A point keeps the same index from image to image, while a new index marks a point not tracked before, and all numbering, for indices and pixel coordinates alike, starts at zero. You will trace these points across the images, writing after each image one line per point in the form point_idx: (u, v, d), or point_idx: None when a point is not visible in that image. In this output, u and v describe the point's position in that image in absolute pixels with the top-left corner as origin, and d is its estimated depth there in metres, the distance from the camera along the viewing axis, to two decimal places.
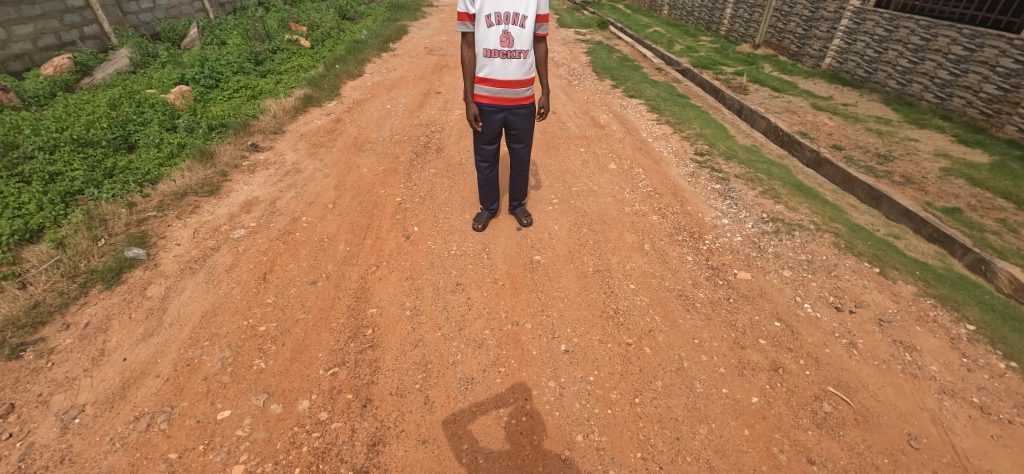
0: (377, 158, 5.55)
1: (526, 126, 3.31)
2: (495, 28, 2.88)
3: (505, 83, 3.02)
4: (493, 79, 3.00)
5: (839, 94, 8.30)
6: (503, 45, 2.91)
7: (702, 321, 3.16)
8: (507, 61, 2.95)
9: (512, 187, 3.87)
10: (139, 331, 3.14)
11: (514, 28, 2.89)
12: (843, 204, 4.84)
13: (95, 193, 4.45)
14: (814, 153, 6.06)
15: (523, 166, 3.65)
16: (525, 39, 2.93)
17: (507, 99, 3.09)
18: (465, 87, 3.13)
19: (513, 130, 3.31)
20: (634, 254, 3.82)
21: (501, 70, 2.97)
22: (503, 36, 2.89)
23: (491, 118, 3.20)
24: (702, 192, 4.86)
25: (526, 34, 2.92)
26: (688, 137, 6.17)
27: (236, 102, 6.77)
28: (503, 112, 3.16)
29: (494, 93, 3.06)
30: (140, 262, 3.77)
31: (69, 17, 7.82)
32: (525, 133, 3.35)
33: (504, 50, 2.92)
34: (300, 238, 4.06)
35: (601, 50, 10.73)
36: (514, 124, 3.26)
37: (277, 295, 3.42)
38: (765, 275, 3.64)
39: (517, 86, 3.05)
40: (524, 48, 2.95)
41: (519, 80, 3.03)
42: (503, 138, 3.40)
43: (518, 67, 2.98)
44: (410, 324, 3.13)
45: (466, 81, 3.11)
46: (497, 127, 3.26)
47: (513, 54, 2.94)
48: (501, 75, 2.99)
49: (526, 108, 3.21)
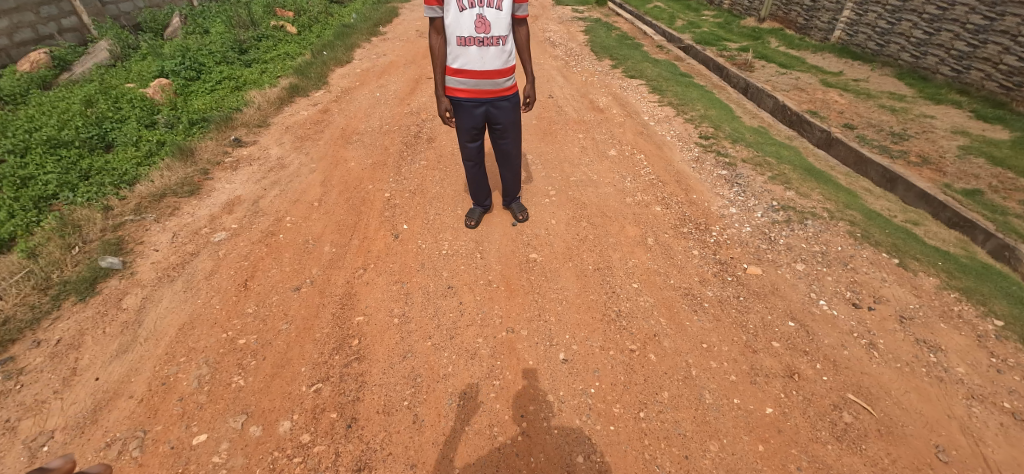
0: (365, 151, 5.30)
1: (510, 118, 3.05)
2: (468, 12, 2.59)
3: (483, 74, 2.74)
4: (469, 69, 2.72)
5: (850, 69, 7.91)
6: (479, 31, 2.63)
7: (711, 323, 2.95)
8: (484, 49, 2.67)
9: (504, 183, 3.64)
10: (113, 348, 2.96)
11: (490, 12, 2.61)
12: (857, 188, 4.56)
13: (70, 197, 4.24)
14: (824, 133, 5.77)
15: (514, 162, 3.40)
16: (502, 24, 2.65)
17: (486, 91, 2.82)
18: (437, 80, 2.86)
19: (497, 125, 3.05)
20: (636, 250, 3.60)
21: (478, 61, 2.70)
22: (477, 21, 2.60)
23: (470, 114, 2.94)
24: (708, 179, 4.60)
25: (503, 17, 2.64)
26: (691, 118, 5.87)
27: (219, 94, 6.48)
28: (484, 106, 2.89)
29: (471, 86, 2.78)
30: (116, 270, 3.58)
31: (45, 9, 7.61)
32: (510, 127, 3.09)
33: (480, 37, 2.64)
34: (284, 240, 3.85)
35: (600, 28, 10.30)
36: (497, 118, 3.00)
37: (258, 304, 3.21)
38: (777, 270, 3.42)
39: (497, 76, 2.78)
40: (501, 33, 2.67)
41: (499, 70, 2.75)
42: (485, 133, 3.14)
43: (496, 55, 2.70)
44: (399, 333, 2.94)
45: (437, 73, 2.83)
46: (478, 123, 3.00)
47: (490, 40, 2.66)
48: (477, 65, 2.71)
49: (508, 99, 2.94)
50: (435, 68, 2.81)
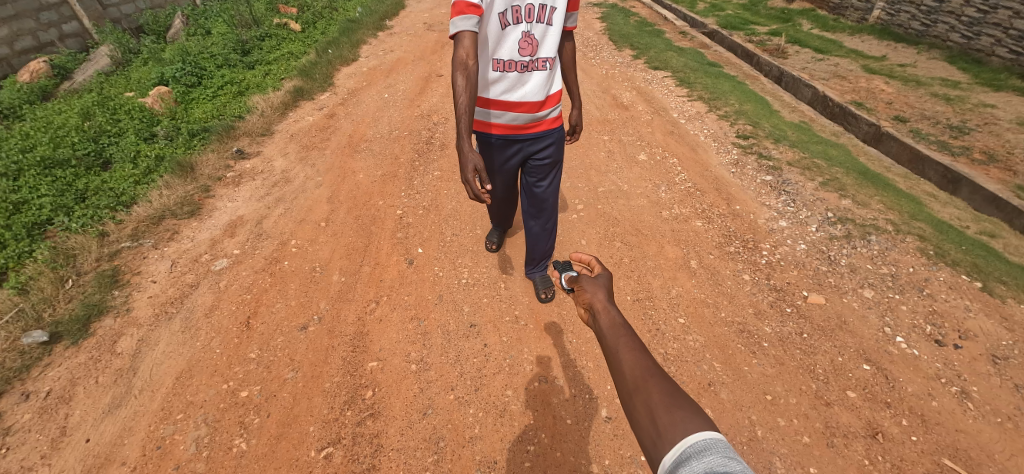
0: (374, 161, 4.94)
1: (550, 158, 2.34)
2: (512, 29, 1.90)
3: (524, 107, 2.07)
4: (506, 100, 2.06)
5: (893, 53, 7.29)
6: (523, 54, 1.96)
7: (773, 368, 2.55)
8: (527, 76, 2.02)
9: (531, 245, 2.80)
10: (105, 402, 2.71)
11: (540, 28, 1.94)
12: (920, 193, 4.08)
13: (65, 223, 3.98)
14: (872, 127, 5.25)
15: (551, 215, 2.63)
16: (552, 43, 2.01)
17: (525, 127, 2.15)
18: (467, 123, 1.99)
19: (534, 165, 2.37)
20: (679, 275, 3.21)
21: (518, 91, 2.04)
22: (523, 41, 1.93)
23: (502, 152, 2.30)
24: (750, 186, 4.16)
25: (554, 34, 1.99)
26: (725, 114, 5.39)
27: (221, 101, 6.15)
28: (519, 145, 2.23)
29: (507, 120, 2.12)
30: (112, 307, 3.33)
31: (45, 15, 7.37)
32: (552, 168, 2.40)
33: (525, 60, 1.98)
34: (289, 268, 3.54)
35: (617, 15, 9.72)
36: (535, 157, 2.32)
37: (262, 348, 2.91)
38: (841, 297, 3.00)
39: (539, 109, 2.11)
40: (549, 54, 2.03)
41: (543, 101, 2.11)
42: (519, 173, 2.50)
43: (542, 82, 2.06)
44: (417, 383, 2.62)
45: (465, 112, 1.98)
46: (511, 164, 2.35)
47: (535, 64, 2.02)
48: (518, 97, 2.05)
49: (552, 135, 2.27)
50: (463, 105, 1.96)
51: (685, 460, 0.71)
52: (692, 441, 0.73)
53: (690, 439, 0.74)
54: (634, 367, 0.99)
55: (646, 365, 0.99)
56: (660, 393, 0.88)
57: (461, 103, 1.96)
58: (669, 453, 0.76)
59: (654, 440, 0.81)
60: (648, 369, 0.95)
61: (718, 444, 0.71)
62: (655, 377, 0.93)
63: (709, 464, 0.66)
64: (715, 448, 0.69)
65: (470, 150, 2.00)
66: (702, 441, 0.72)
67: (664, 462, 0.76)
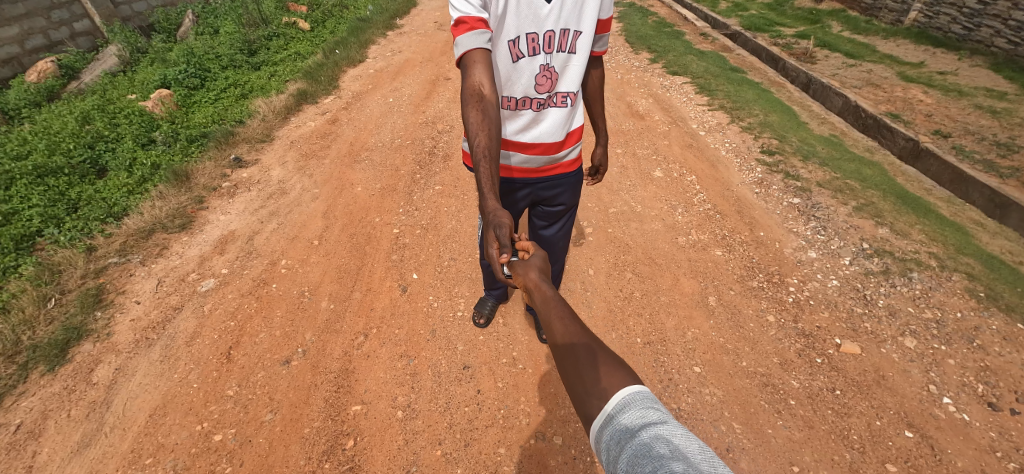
0: (374, 172, 4.72)
1: (563, 205, 2.03)
2: (528, 61, 1.48)
3: (540, 148, 1.70)
4: (518, 142, 1.67)
5: (931, 60, 6.81)
6: (541, 89, 1.56)
7: (801, 433, 2.26)
8: (543, 114, 1.63)
9: None
10: (74, 440, 2.49)
11: (560, 59, 1.54)
12: (965, 221, 3.71)
13: (55, 234, 3.79)
14: (910, 142, 4.86)
15: (559, 258, 2.37)
16: (575, 76, 1.60)
17: (540, 169, 1.79)
18: (493, 167, 1.32)
19: (548, 207, 2.02)
20: (696, 315, 2.92)
21: (534, 131, 1.65)
22: (541, 75, 1.52)
23: (511, 196, 1.92)
24: (776, 210, 3.82)
25: (577, 65, 1.59)
26: (749, 126, 5.03)
27: (223, 105, 5.99)
28: (530, 189, 1.88)
29: (517, 163, 1.74)
30: (93, 330, 3.10)
31: (56, 13, 7.25)
32: (566, 211, 2.07)
33: (540, 98, 1.58)
34: (277, 292, 3.34)
35: (634, 14, 9.33)
36: (550, 199, 1.97)
37: (240, 384, 2.72)
38: (879, 347, 2.68)
39: (557, 150, 1.74)
40: (571, 88, 1.63)
41: (562, 142, 1.73)
42: (528, 213, 2.13)
43: (561, 122, 1.67)
44: (403, 433, 2.41)
45: (490, 156, 1.31)
46: (518, 209, 2.00)
47: (552, 100, 1.62)
48: (534, 138, 1.67)
49: (570, 178, 1.91)
50: (482, 146, 1.31)
51: (611, 417, 0.74)
52: (619, 399, 0.76)
53: (616, 396, 0.77)
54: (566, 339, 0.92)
55: (579, 336, 0.91)
56: (588, 352, 0.86)
57: (479, 145, 1.31)
58: (599, 409, 0.78)
59: (586, 397, 0.81)
60: (580, 333, 0.92)
61: (644, 397, 0.76)
62: (585, 337, 0.91)
63: (631, 419, 0.71)
64: (636, 403, 0.74)
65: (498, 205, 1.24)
66: (627, 397, 0.76)
67: (596, 418, 0.78)
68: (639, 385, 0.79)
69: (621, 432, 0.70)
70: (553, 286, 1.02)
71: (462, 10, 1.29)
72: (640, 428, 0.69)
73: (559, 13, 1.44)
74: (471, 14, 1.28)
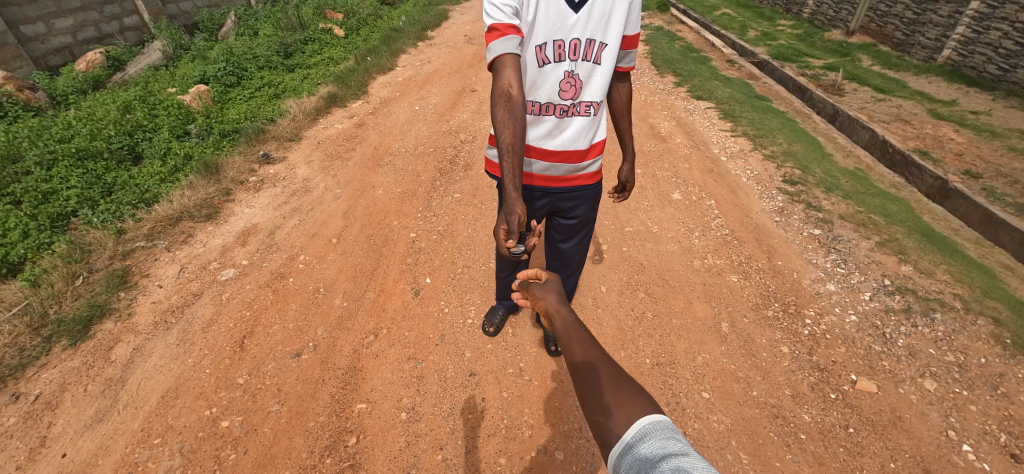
0: (396, 176, 4.82)
1: (579, 218, 2.05)
2: (553, 68, 1.52)
3: (562, 155, 1.72)
4: (542, 148, 1.71)
5: (964, 99, 6.70)
6: (565, 96, 1.59)
7: (811, 469, 2.20)
8: (566, 122, 1.66)
9: None
10: (88, 415, 2.56)
11: (585, 67, 1.56)
12: (994, 264, 3.60)
13: (89, 216, 3.93)
14: (938, 181, 4.76)
15: (574, 272, 2.38)
16: (599, 85, 1.63)
17: (560, 178, 1.81)
18: (516, 163, 1.40)
19: (565, 218, 2.04)
20: (707, 339, 2.88)
21: (558, 137, 1.68)
22: (566, 81, 1.55)
23: (530, 204, 1.94)
24: (795, 239, 3.77)
25: (602, 75, 1.62)
26: (772, 154, 4.99)
27: (256, 103, 6.21)
28: (548, 198, 1.90)
29: (539, 170, 1.78)
30: (115, 309, 3.20)
31: (108, 8, 7.62)
32: (581, 224, 2.08)
33: (564, 104, 1.61)
34: (293, 286, 3.41)
35: (661, 38, 9.41)
36: (567, 211, 2.00)
37: (251, 373, 2.77)
38: (897, 388, 2.59)
39: (579, 159, 1.76)
40: (594, 97, 1.65)
41: (584, 151, 1.75)
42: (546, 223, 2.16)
43: (583, 130, 1.70)
44: (405, 434, 2.42)
45: (515, 151, 1.40)
46: (535, 218, 2.03)
47: (576, 109, 1.65)
48: (557, 144, 1.70)
49: (588, 191, 1.93)
50: (508, 142, 1.39)
51: (630, 447, 0.76)
52: (638, 428, 0.78)
53: (635, 425, 0.79)
54: (584, 362, 0.95)
55: (596, 361, 0.95)
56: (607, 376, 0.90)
57: (506, 142, 1.39)
58: (618, 437, 0.81)
59: (603, 422, 0.84)
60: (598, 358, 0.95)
61: (664, 428, 0.78)
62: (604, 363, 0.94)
63: (650, 449, 0.73)
64: (657, 433, 0.76)
65: (518, 196, 1.35)
66: (646, 426, 0.78)
67: (614, 446, 0.80)
68: (659, 416, 0.81)
69: (641, 464, 0.72)
70: (572, 310, 1.06)
71: (494, 17, 1.34)
72: (659, 460, 0.70)
73: (586, 23, 1.48)
74: (503, 21, 1.32)
